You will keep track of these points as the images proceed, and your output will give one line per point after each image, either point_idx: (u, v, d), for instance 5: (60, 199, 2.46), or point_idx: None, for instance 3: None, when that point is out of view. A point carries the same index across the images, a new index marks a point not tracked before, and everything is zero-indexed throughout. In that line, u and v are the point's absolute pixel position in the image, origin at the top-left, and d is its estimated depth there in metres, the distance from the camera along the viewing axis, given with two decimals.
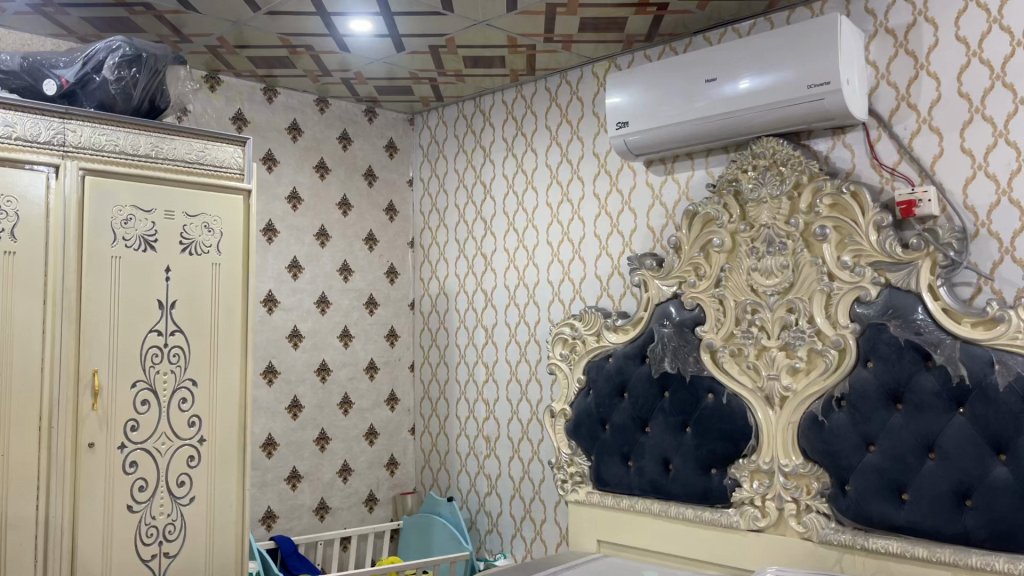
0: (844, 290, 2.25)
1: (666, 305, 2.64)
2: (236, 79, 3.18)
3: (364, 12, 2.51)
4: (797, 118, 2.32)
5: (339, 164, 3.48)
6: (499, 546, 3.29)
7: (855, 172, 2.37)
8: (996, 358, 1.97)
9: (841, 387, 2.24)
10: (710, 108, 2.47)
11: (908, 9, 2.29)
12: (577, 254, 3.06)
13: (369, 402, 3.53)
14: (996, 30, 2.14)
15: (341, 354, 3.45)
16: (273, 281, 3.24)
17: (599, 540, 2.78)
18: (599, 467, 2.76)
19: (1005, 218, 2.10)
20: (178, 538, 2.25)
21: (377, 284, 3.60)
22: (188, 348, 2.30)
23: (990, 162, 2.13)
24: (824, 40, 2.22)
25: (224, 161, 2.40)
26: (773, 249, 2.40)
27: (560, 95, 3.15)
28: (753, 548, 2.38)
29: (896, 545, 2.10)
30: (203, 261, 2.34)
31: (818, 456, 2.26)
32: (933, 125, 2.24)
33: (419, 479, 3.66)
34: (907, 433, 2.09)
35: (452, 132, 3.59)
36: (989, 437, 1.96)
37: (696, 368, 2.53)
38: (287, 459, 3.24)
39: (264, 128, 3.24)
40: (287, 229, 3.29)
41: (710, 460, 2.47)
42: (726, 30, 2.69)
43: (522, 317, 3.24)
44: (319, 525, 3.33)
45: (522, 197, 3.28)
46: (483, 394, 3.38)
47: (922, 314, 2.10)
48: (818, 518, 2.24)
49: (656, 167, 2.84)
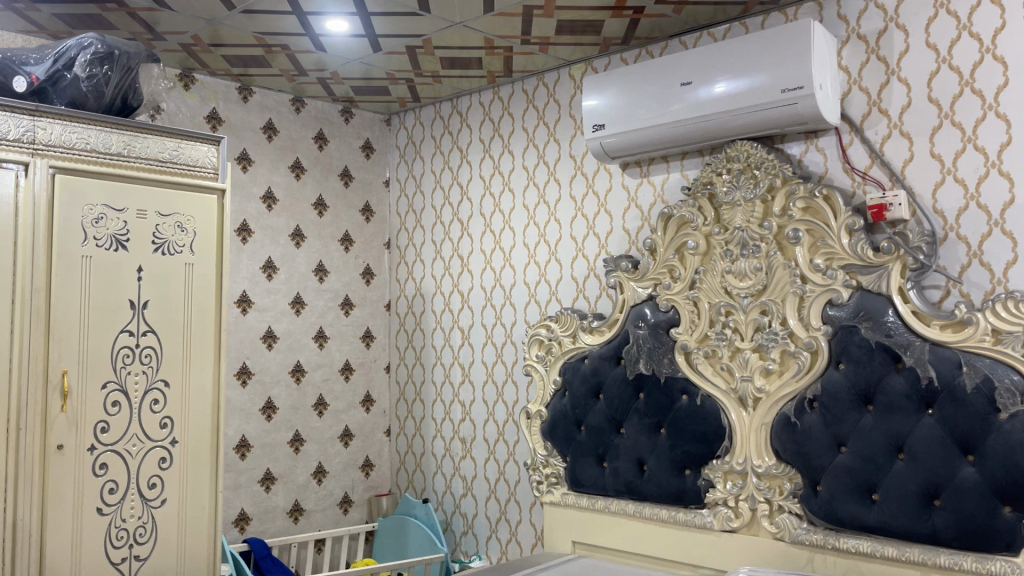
0: (816, 293, 2.27)
1: (641, 306, 2.66)
2: (210, 78, 3.15)
3: (340, 12, 2.50)
4: (771, 122, 2.35)
5: (315, 164, 3.46)
6: (474, 548, 3.28)
7: (828, 176, 2.40)
8: (963, 361, 2.00)
9: (813, 388, 2.26)
10: (685, 111, 2.49)
11: (879, 15, 2.32)
12: (554, 256, 3.07)
13: (344, 404, 3.52)
14: (965, 37, 2.17)
15: (316, 355, 3.43)
16: (247, 281, 3.21)
17: (573, 541, 2.79)
18: (574, 469, 2.76)
19: (973, 223, 2.14)
20: (149, 540, 2.23)
21: (353, 284, 3.58)
22: (160, 348, 2.27)
23: (958, 167, 2.17)
24: (797, 45, 2.24)
25: (198, 160, 2.38)
26: (746, 251, 2.42)
27: (537, 97, 3.16)
28: (726, 548, 2.40)
29: (867, 545, 2.13)
30: (175, 262, 2.31)
31: (790, 457, 2.28)
32: (903, 130, 2.27)
33: (394, 481, 3.65)
34: (878, 434, 2.12)
35: (429, 133, 3.59)
36: (957, 438, 1.99)
37: (670, 369, 2.54)
38: (261, 461, 3.22)
39: (239, 127, 3.22)
40: (261, 229, 3.27)
41: (684, 461, 2.48)
42: (701, 34, 2.71)
43: (498, 318, 3.24)
44: (293, 527, 3.31)
45: (499, 198, 3.28)
46: (458, 395, 3.38)
47: (892, 316, 2.13)
48: (791, 518, 2.27)
49: (632, 170, 2.85)
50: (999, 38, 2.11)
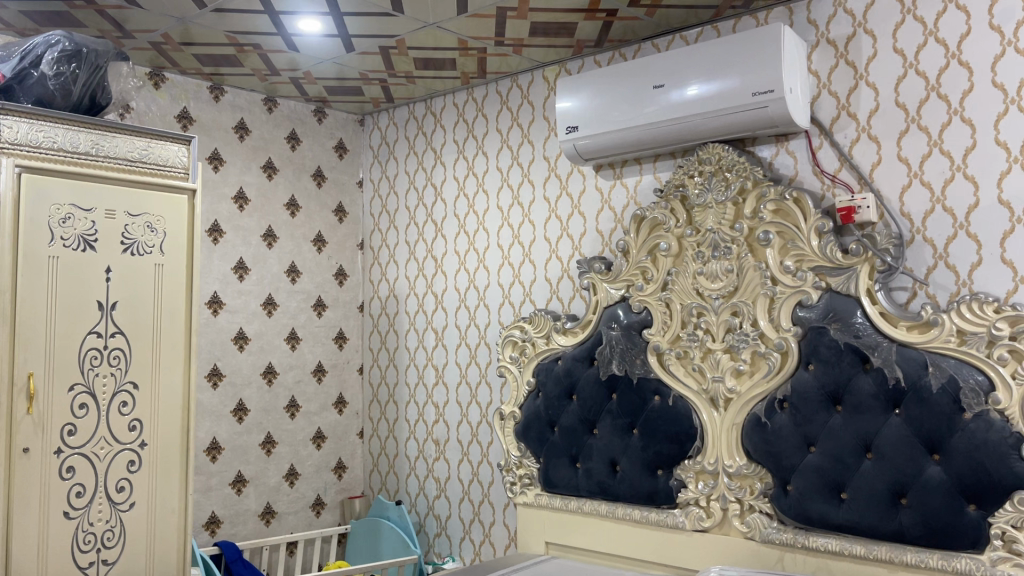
0: (786, 295, 2.30)
1: (614, 308, 2.67)
2: (181, 77, 3.12)
3: (313, 12, 2.49)
4: (742, 125, 2.37)
5: (287, 164, 3.44)
6: (447, 550, 3.28)
7: (798, 179, 2.43)
8: (929, 361, 2.03)
9: (783, 389, 2.29)
10: (658, 114, 2.50)
11: (848, 21, 2.35)
12: (527, 257, 3.07)
13: (316, 406, 3.49)
14: (931, 42, 2.21)
15: (288, 357, 3.41)
16: (218, 282, 3.19)
17: (546, 542, 2.80)
18: (547, 470, 2.76)
19: (939, 226, 2.17)
20: (116, 545, 2.20)
21: (326, 285, 3.56)
22: (129, 350, 2.25)
23: (925, 171, 2.20)
24: (768, 49, 2.27)
25: (168, 160, 2.35)
26: (718, 253, 2.44)
27: (511, 98, 3.16)
28: (698, 548, 2.41)
29: (835, 544, 2.15)
30: (145, 263, 2.29)
31: (761, 457, 2.30)
32: (871, 134, 2.30)
33: (367, 483, 3.63)
34: (847, 433, 2.15)
35: (403, 133, 3.58)
36: (923, 438, 2.02)
37: (643, 370, 2.55)
38: (232, 463, 3.19)
39: (210, 127, 3.19)
40: (233, 229, 3.24)
41: (657, 461, 2.50)
42: (674, 38, 2.72)
43: (472, 319, 3.24)
44: (265, 530, 3.28)
45: (472, 199, 3.28)
46: (432, 397, 3.37)
47: (861, 317, 2.16)
48: (761, 518, 2.29)
49: (605, 172, 2.87)
50: (964, 44, 2.15)
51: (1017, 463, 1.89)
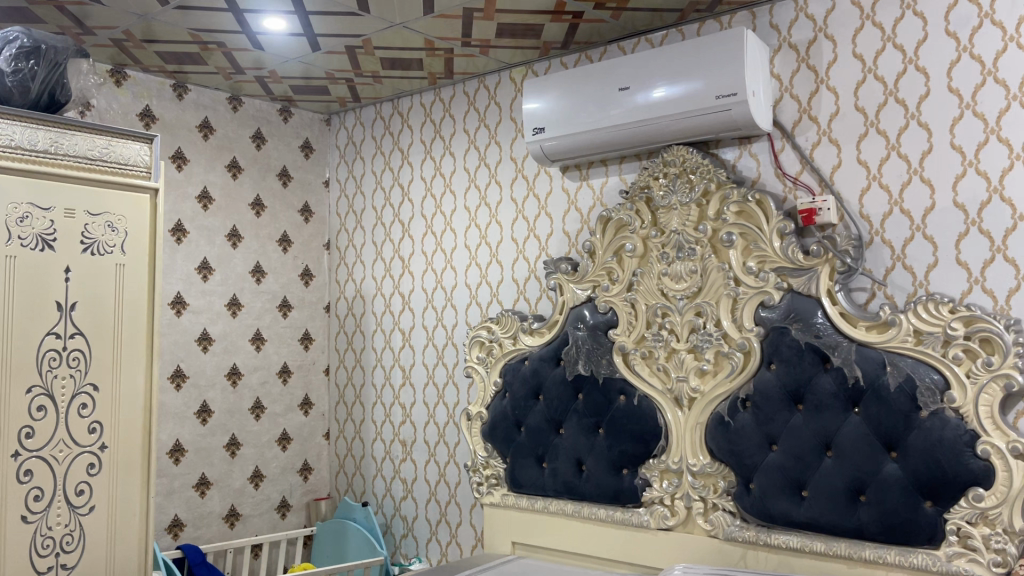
0: (749, 295, 2.33)
1: (580, 308, 2.68)
2: (143, 74, 3.08)
3: (278, 11, 2.48)
4: (707, 127, 2.39)
5: (252, 163, 3.41)
6: (414, 551, 3.27)
7: (760, 181, 2.46)
8: (888, 361, 2.07)
9: (745, 388, 2.32)
10: (624, 116, 2.52)
11: (809, 26, 2.39)
12: (495, 257, 3.07)
13: (282, 407, 3.47)
14: (889, 48, 2.25)
15: (253, 358, 3.38)
16: (182, 282, 3.15)
17: (513, 542, 2.80)
18: (514, 470, 2.77)
19: (897, 228, 2.21)
20: (76, 549, 2.15)
21: (291, 286, 3.54)
22: (89, 351, 2.19)
23: (883, 174, 2.25)
24: (731, 53, 2.30)
25: (129, 159, 2.29)
26: (682, 254, 2.46)
27: (478, 99, 3.17)
28: (663, 547, 2.43)
29: (797, 541, 2.19)
30: (105, 262, 2.23)
31: (723, 456, 2.33)
32: (832, 137, 2.34)
33: (334, 485, 3.61)
34: (808, 432, 2.18)
35: (370, 133, 3.56)
36: (881, 436, 2.06)
37: (608, 371, 2.57)
38: (196, 466, 3.16)
39: (173, 126, 3.15)
40: (196, 229, 3.21)
41: (622, 461, 2.51)
42: (639, 40, 2.75)
43: (439, 320, 3.24)
44: (229, 533, 3.25)
45: (440, 200, 3.28)
46: (399, 398, 3.37)
47: (821, 317, 2.19)
48: (724, 516, 2.32)
49: (571, 173, 2.88)
50: (921, 49, 2.20)
51: (971, 460, 1.93)
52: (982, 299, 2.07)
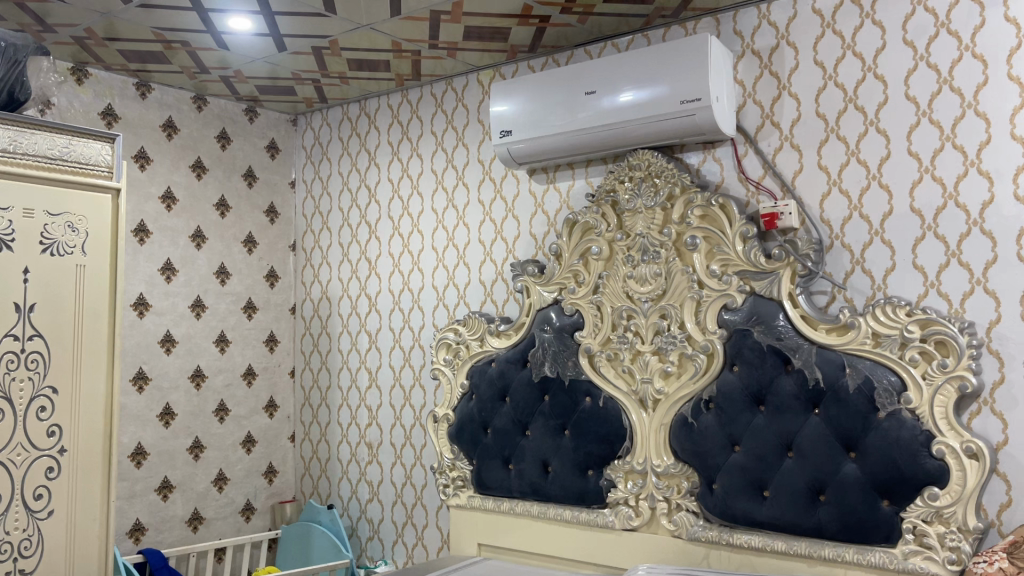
0: (712, 298, 2.36)
1: (547, 310, 2.69)
2: (105, 72, 3.03)
3: (244, 11, 2.46)
4: (671, 132, 2.42)
5: (217, 164, 3.38)
6: (380, 553, 3.26)
7: (724, 185, 2.49)
8: (847, 363, 2.11)
9: (708, 389, 2.35)
10: (590, 119, 2.54)
11: (772, 32, 2.43)
12: (462, 259, 3.08)
13: (246, 409, 3.44)
14: (849, 56, 2.29)
15: (217, 360, 3.34)
16: (144, 283, 3.11)
17: (479, 544, 2.81)
18: (480, 471, 2.78)
19: (856, 232, 2.26)
20: (34, 554, 2.11)
21: (256, 287, 3.51)
22: (48, 354, 2.15)
23: (843, 179, 2.29)
24: (695, 59, 2.33)
25: (91, 158, 2.25)
26: (647, 257, 2.49)
27: (445, 101, 3.17)
28: (627, 547, 2.46)
29: (758, 540, 2.22)
30: (66, 263, 2.19)
31: (687, 456, 2.36)
32: (793, 143, 2.38)
33: (299, 487, 3.59)
34: (769, 433, 2.21)
35: (336, 134, 3.55)
36: (840, 437, 2.09)
37: (574, 372, 2.59)
38: (158, 469, 3.12)
39: (136, 125, 3.11)
40: (159, 230, 3.17)
41: (588, 462, 2.53)
42: (605, 45, 2.77)
43: (406, 322, 3.23)
44: (192, 536, 3.21)
45: (407, 202, 3.28)
46: (365, 399, 3.35)
47: (783, 320, 2.23)
48: (687, 517, 2.35)
49: (538, 176, 2.89)
50: (879, 58, 2.24)
51: (927, 460, 1.97)
52: (937, 302, 2.12)
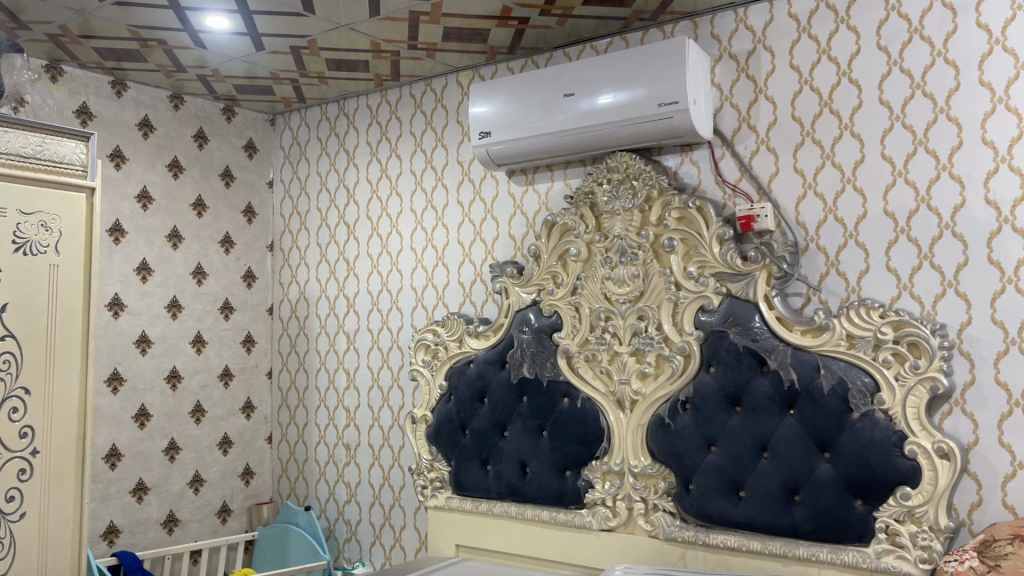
0: (689, 299, 2.38)
1: (525, 311, 2.70)
2: (80, 70, 3.00)
3: (221, 10, 2.45)
4: (649, 134, 2.44)
5: (193, 163, 3.36)
6: (358, 555, 3.25)
7: (701, 187, 2.51)
8: (821, 364, 2.13)
9: (685, 390, 2.36)
10: (569, 121, 2.55)
11: (749, 36, 2.45)
12: (441, 260, 3.08)
13: (223, 410, 3.41)
14: (825, 60, 2.32)
15: (193, 361, 3.32)
16: (119, 283, 3.08)
17: (456, 544, 2.81)
18: (458, 472, 2.77)
19: (831, 235, 2.28)
20: (6, 557, 2.08)
21: (233, 288, 3.49)
22: (20, 354, 2.12)
23: (818, 182, 2.31)
24: (672, 62, 2.35)
25: (65, 156, 2.23)
26: (625, 259, 2.50)
27: (424, 102, 3.17)
28: (605, 547, 2.47)
29: (734, 540, 2.24)
30: (39, 262, 2.17)
31: (664, 457, 2.37)
32: (769, 146, 2.40)
33: (276, 489, 3.57)
34: (745, 434, 2.23)
35: (315, 134, 3.53)
36: (815, 437, 2.12)
37: (553, 373, 2.59)
38: (132, 470, 3.09)
39: (112, 123, 3.08)
40: (135, 229, 3.14)
41: (565, 463, 2.54)
42: (584, 47, 2.78)
43: (385, 323, 3.23)
44: (167, 539, 3.19)
45: (386, 202, 3.27)
46: (343, 401, 3.34)
47: (758, 322, 2.25)
48: (664, 517, 2.36)
49: (517, 177, 2.90)
50: (854, 63, 2.27)
51: (899, 460, 2.00)
52: (909, 304, 2.15)
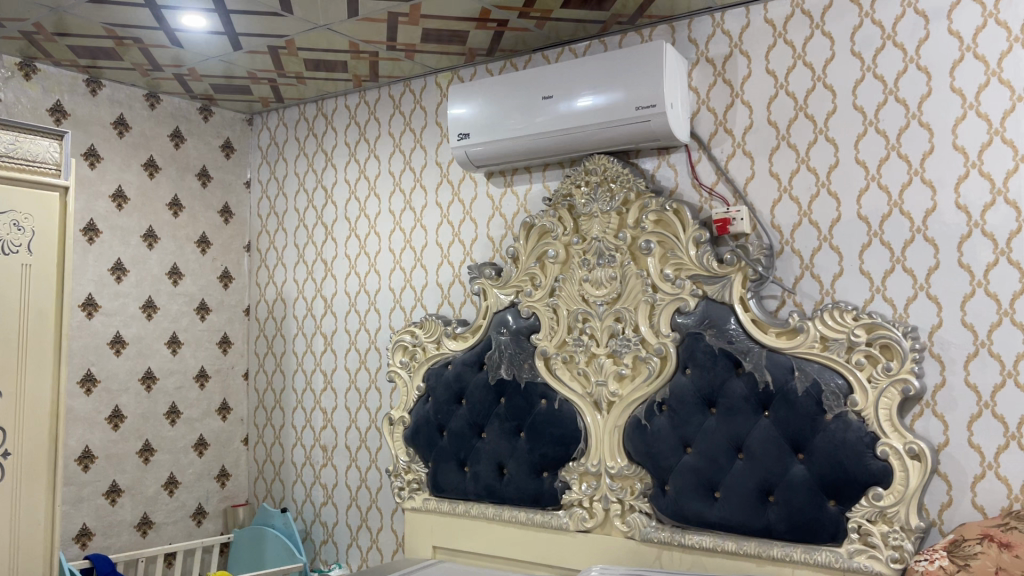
0: (665, 302, 2.39)
1: (503, 313, 2.70)
2: (54, 68, 2.97)
3: (197, 8, 2.43)
4: (627, 137, 2.45)
5: (169, 162, 3.33)
6: (334, 556, 3.24)
7: (678, 190, 2.53)
8: (795, 366, 2.16)
9: (662, 392, 2.38)
10: (548, 124, 2.55)
11: (725, 41, 2.47)
12: (419, 262, 3.07)
13: (198, 412, 3.39)
14: (800, 65, 2.34)
15: (169, 362, 3.29)
16: (94, 283, 3.05)
17: (433, 546, 2.80)
18: (435, 474, 2.77)
19: (806, 238, 2.31)
20: None
21: (210, 288, 3.46)
22: None
23: (793, 186, 2.34)
24: (650, 65, 2.36)
25: (37, 155, 2.20)
26: (603, 261, 2.51)
27: (403, 103, 3.16)
28: (581, 548, 2.48)
29: (709, 540, 2.25)
30: (11, 262, 2.14)
31: (640, 458, 2.38)
32: (745, 149, 2.42)
33: (252, 491, 3.55)
34: (721, 435, 2.24)
35: (293, 134, 3.52)
36: (789, 438, 2.14)
37: (530, 375, 2.60)
38: (106, 472, 3.06)
39: (86, 122, 3.05)
40: (109, 229, 3.11)
41: (542, 464, 2.54)
42: (563, 50, 2.79)
43: (362, 324, 3.22)
44: (141, 541, 3.16)
45: (364, 203, 3.26)
46: (320, 402, 3.33)
47: (734, 324, 2.27)
48: (640, 518, 2.37)
49: (496, 179, 2.90)
50: (828, 68, 2.30)
51: (872, 461, 2.02)
52: (882, 307, 2.18)
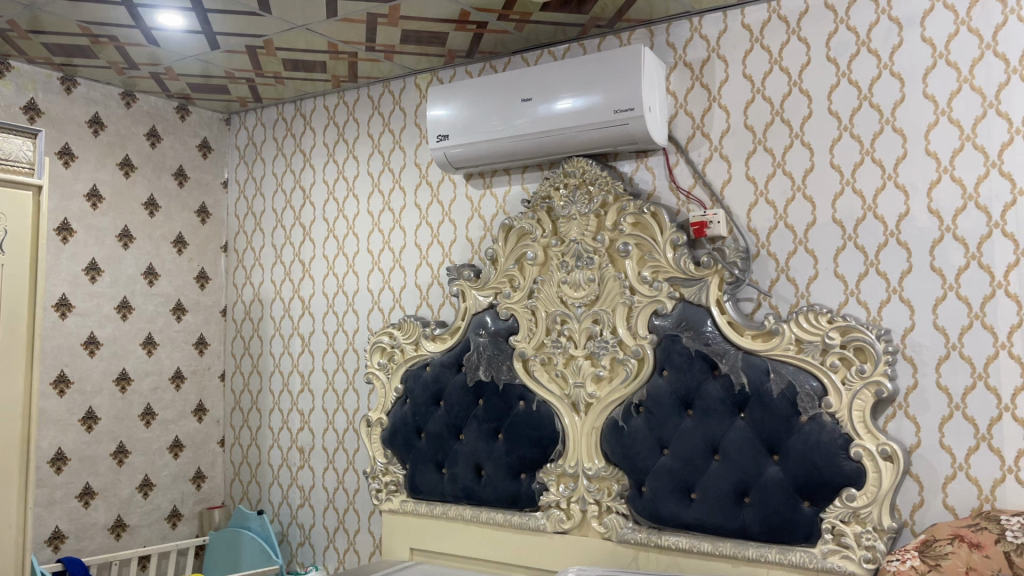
0: (643, 304, 2.41)
1: (482, 314, 2.70)
2: (28, 65, 2.93)
3: (174, 7, 2.42)
4: (605, 140, 2.46)
5: (145, 162, 3.30)
6: (311, 559, 3.22)
7: (655, 194, 2.54)
8: (771, 368, 2.18)
9: (639, 394, 2.39)
10: (527, 126, 2.56)
11: (703, 45, 2.49)
12: (397, 263, 3.07)
13: (173, 413, 3.36)
14: (776, 70, 2.36)
15: (144, 363, 3.26)
16: (68, 283, 3.02)
17: (410, 548, 2.80)
18: (413, 476, 2.77)
19: (781, 241, 2.33)
20: None
21: (186, 289, 3.44)
22: None
23: (769, 190, 2.36)
24: (628, 69, 2.38)
25: (11, 153, 2.17)
26: (581, 263, 2.52)
27: (382, 104, 3.16)
28: (559, 549, 2.49)
29: (685, 541, 2.27)
30: None
31: (617, 459, 2.39)
32: (722, 153, 2.44)
33: (228, 493, 3.52)
34: (697, 436, 2.26)
35: (271, 134, 3.50)
36: (764, 440, 2.15)
37: (508, 376, 2.60)
38: (79, 474, 3.03)
39: (61, 120, 3.02)
40: (84, 229, 3.08)
41: (520, 466, 2.55)
42: (542, 52, 2.80)
43: (340, 325, 3.21)
44: (115, 544, 3.12)
45: (342, 204, 3.25)
46: (297, 403, 3.31)
47: (710, 326, 2.29)
48: (617, 519, 2.38)
49: (475, 181, 2.90)
50: (804, 73, 2.32)
51: (845, 462, 2.05)
52: (856, 310, 2.20)
